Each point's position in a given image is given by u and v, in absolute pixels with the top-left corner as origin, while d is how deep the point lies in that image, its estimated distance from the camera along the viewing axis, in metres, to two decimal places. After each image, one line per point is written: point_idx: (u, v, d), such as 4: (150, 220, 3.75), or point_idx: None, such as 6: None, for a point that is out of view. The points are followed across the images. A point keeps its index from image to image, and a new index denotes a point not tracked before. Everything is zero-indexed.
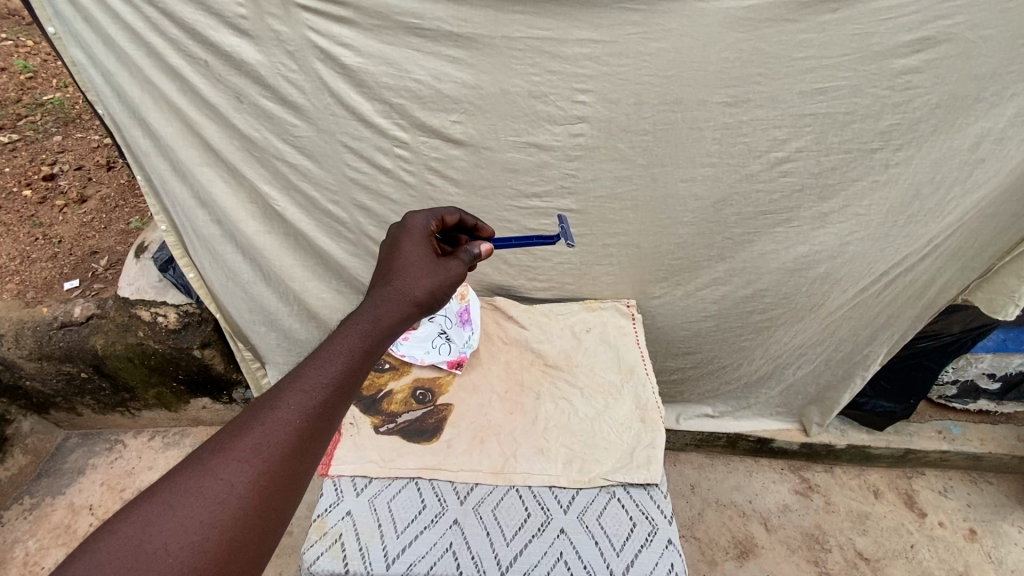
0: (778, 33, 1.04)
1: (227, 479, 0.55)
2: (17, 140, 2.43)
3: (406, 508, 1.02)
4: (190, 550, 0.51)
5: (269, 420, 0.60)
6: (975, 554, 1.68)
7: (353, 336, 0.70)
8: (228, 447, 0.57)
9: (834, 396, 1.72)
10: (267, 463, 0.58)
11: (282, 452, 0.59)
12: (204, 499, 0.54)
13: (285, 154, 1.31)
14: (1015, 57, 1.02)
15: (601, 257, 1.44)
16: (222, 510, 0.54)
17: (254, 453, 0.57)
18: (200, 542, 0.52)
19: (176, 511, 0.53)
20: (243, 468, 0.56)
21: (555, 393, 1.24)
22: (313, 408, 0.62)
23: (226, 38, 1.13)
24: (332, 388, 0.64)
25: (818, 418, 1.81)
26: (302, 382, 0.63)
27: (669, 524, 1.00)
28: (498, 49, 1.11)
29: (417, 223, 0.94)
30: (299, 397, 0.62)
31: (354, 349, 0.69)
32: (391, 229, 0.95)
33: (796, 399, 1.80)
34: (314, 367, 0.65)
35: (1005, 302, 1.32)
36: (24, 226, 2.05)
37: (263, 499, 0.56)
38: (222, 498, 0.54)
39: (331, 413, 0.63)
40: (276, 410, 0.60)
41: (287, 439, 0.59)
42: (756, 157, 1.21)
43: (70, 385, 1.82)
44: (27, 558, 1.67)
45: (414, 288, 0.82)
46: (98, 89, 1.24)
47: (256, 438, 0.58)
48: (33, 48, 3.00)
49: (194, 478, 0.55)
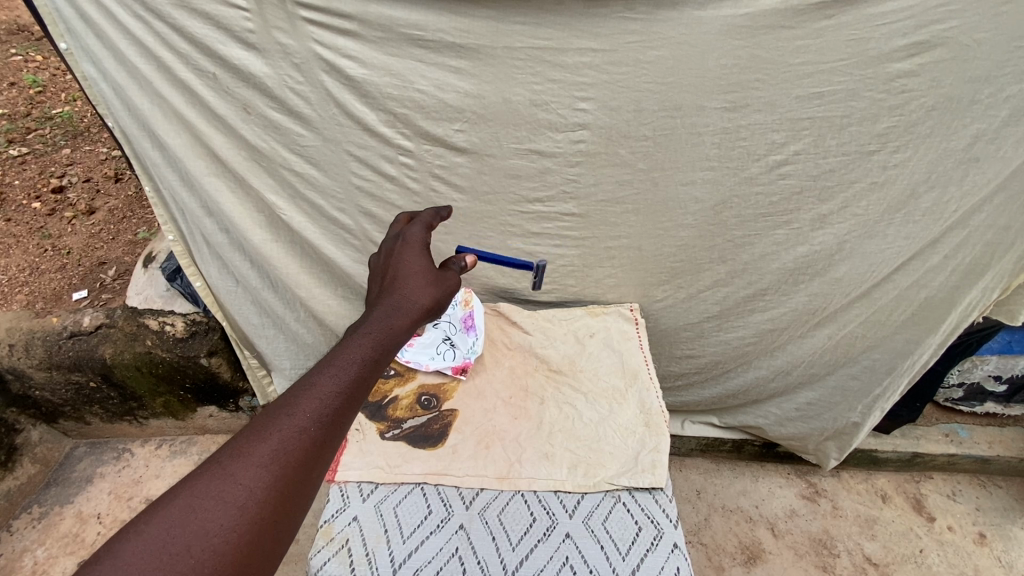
0: (776, 40, 1.06)
1: (245, 483, 0.56)
2: (27, 153, 2.47)
3: (412, 513, 1.02)
4: (210, 552, 0.52)
5: (285, 426, 0.61)
6: (986, 559, 1.67)
7: (364, 345, 0.72)
8: (247, 452, 0.58)
9: (851, 430, 1.69)
10: (283, 469, 0.59)
11: (298, 458, 0.60)
12: (223, 503, 0.55)
13: (292, 163, 1.33)
14: (1010, 60, 1.03)
15: (603, 260, 1.45)
16: (241, 513, 0.55)
17: (271, 459, 0.58)
18: (220, 544, 0.53)
19: (198, 515, 0.54)
20: (260, 473, 0.57)
21: (559, 397, 1.25)
22: (326, 416, 0.63)
23: (234, 52, 1.15)
24: (344, 396, 0.65)
25: (835, 452, 1.77)
26: (316, 389, 0.64)
27: (675, 528, 1.00)
28: (499, 59, 1.13)
29: (417, 236, 0.96)
30: (313, 405, 0.63)
31: (365, 357, 0.70)
32: (389, 241, 0.98)
33: (812, 434, 1.76)
34: (327, 376, 0.66)
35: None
36: (33, 238, 2.08)
37: (279, 504, 0.57)
38: (241, 502, 0.55)
39: (344, 420, 0.65)
40: (292, 417, 0.61)
41: (302, 446, 0.60)
42: (756, 161, 1.22)
43: (80, 394, 1.84)
44: (37, 566, 1.69)
45: (419, 297, 0.84)
46: (109, 103, 1.26)
47: (273, 445, 0.59)
48: (42, 63, 3.05)
49: (214, 482, 0.56)
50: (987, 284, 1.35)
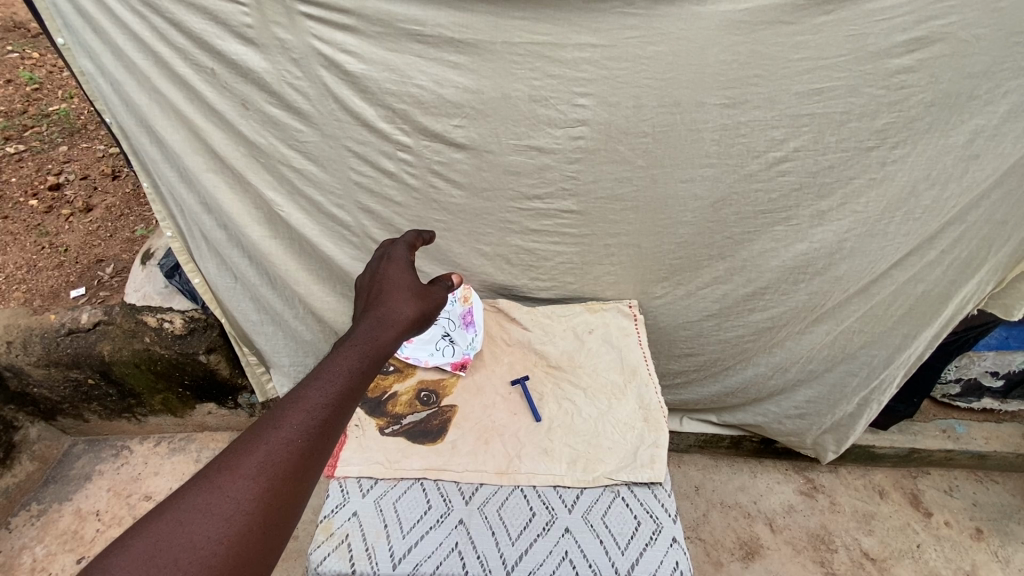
0: (775, 35, 1.06)
1: (233, 495, 0.57)
2: (24, 151, 2.46)
3: (411, 508, 1.03)
4: (198, 564, 0.53)
5: (273, 438, 0.62)
6: (982, 554, 1.68)
7: (350, 358, 0.74)
8: (235, 465, 0.59)
9: (850, 424, 1.70)
10: (271, 480, 0.60)
11: (285, 469, 0.61)
12: (211, 515, 0.55)
13: (291, 159, 1.33)
14: (1008, 56, 1.03)
15: (602, 257, 1.45)
16: (229, 525, 0.55)
17: (259, 471, 0.59)
18: (208, 557, 0.53)
19: (185, 527, 0.54)
20: (248, 485, 0.58)
21: (558, 393, 1.25)
22: (314, 426, 0.64)
23: (232, 47, 1.15)
24: (331, 407, 0.67)
25: (834, 446, 1.78)
26: (303, 401, 0.66)
27: (674, 522, 1.00)
28: (498, 54, 1.13)
29: (400, 259, 1.02)
30: (301, 416, 0.64)
31: (351, 370, 0.72)
32: (374, 265, 1.03)
33: (811, 429, 1.76)
34: (314, 388, 0.68)
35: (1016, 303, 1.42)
36: (30, 236, 2.08)
37: (266, 514, 0.58)
38: (229, 514, 0.56)
39: (332, 430, 0.66)
40: (279, 429, 0.63)
41: (290, 457, 0.61)
42: (756, 157, 1.22)
43: (78, 392, 1.84)
44: (35, 564, 1.68)
45: (401, 313, 0.87)
46: (107, 100, 1.26)
47: (261, 457, 0.60)
48: (39, 60, 3.04)
49: (203, 495, 0.56)
50: (984, 278, 1.36)
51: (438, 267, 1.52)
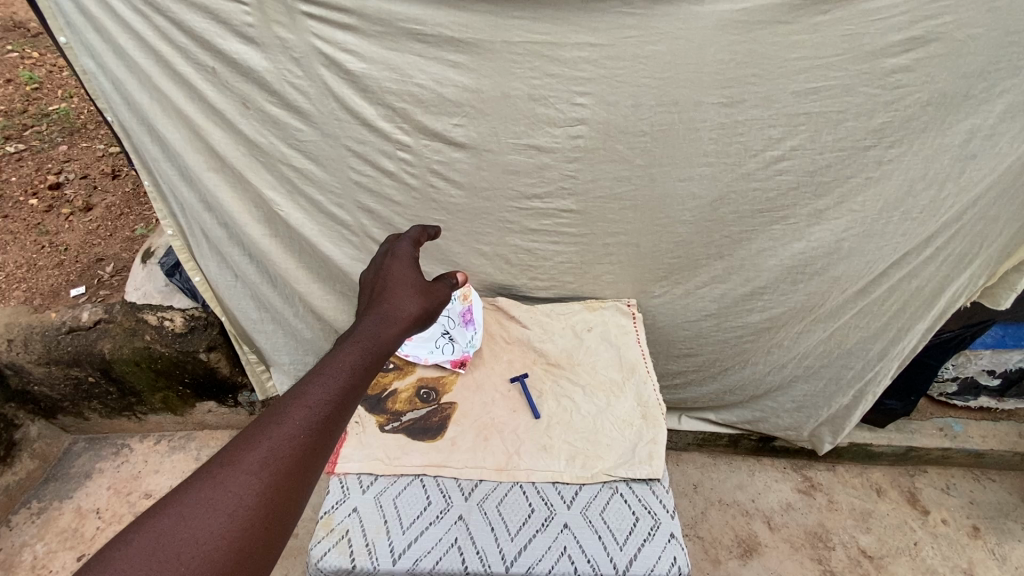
0: (772, 35, 1.07)
1: (236, 491, 0.58)
2: (23, 150, 2.47)
3: (411, 504, 1.03)
4: (201, 559, 0.53)
5: (275, 435, 0.62)
6: (978, 551, 1.69)
7: (353, 354, 0.75)
8: (238, 460, 0.60)
9: (844, 415, 1.71)
10: (273, 476, 0.60)
11: (287, 465, 0.61)
12: (213, 510, 0.56)
13: (291, 158, 1.33)
14: (1002, 56, 1.04)
15: (601, 256, 1.46)
16: (231, 521, 0.56)
17: (261, 466, 0.60)
18: (210, 551, 0.54)
19: (188, 521, 0.55)
20: (250, 481, 0.59)
21: (557, 391, 1.26)
22: (316, 423, 0.65)
23: (233, 47, 1.16)
24: (333, 404, 0.68)
25: (829, 438, 1.78)
26: (306, 398, 0.67)
27: (672, 518, 1.01)
28: (497, 54, 1.13)
29: (404, 255, 1.03)
30: (303, 413, 0.65)
31: (353, 366, 0.73)
32: (378, 262, 1.04)
33: (807, 421, 1.76)
34: (317, 384, 0.69)
35: (1005, 292, 1.41)
36: (31, 235, 2.08)
37: (267, 511, 0.58)
38: (232, 509, 0.57)
39: (333, 426, 0.66)
40: (281, 425, 0.63)
41: (292, 452, 0.62)
42: (753, 156, 1.23)
43: (79, 389, 1.85)
44: (36, 561, 1.69)
45: (404, 309, 0.88)
46: (108, 98, 1.26)
47: (264, 452, 0.61)
48: (39, 60, 3.05)
49: (205, 490, 0.57)
50: (977, 274, 1.36)
51: (437, 265, 1.53)
